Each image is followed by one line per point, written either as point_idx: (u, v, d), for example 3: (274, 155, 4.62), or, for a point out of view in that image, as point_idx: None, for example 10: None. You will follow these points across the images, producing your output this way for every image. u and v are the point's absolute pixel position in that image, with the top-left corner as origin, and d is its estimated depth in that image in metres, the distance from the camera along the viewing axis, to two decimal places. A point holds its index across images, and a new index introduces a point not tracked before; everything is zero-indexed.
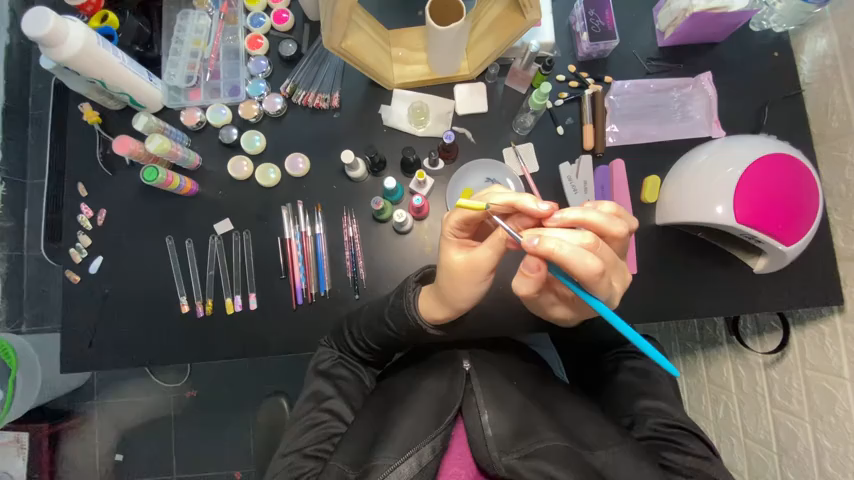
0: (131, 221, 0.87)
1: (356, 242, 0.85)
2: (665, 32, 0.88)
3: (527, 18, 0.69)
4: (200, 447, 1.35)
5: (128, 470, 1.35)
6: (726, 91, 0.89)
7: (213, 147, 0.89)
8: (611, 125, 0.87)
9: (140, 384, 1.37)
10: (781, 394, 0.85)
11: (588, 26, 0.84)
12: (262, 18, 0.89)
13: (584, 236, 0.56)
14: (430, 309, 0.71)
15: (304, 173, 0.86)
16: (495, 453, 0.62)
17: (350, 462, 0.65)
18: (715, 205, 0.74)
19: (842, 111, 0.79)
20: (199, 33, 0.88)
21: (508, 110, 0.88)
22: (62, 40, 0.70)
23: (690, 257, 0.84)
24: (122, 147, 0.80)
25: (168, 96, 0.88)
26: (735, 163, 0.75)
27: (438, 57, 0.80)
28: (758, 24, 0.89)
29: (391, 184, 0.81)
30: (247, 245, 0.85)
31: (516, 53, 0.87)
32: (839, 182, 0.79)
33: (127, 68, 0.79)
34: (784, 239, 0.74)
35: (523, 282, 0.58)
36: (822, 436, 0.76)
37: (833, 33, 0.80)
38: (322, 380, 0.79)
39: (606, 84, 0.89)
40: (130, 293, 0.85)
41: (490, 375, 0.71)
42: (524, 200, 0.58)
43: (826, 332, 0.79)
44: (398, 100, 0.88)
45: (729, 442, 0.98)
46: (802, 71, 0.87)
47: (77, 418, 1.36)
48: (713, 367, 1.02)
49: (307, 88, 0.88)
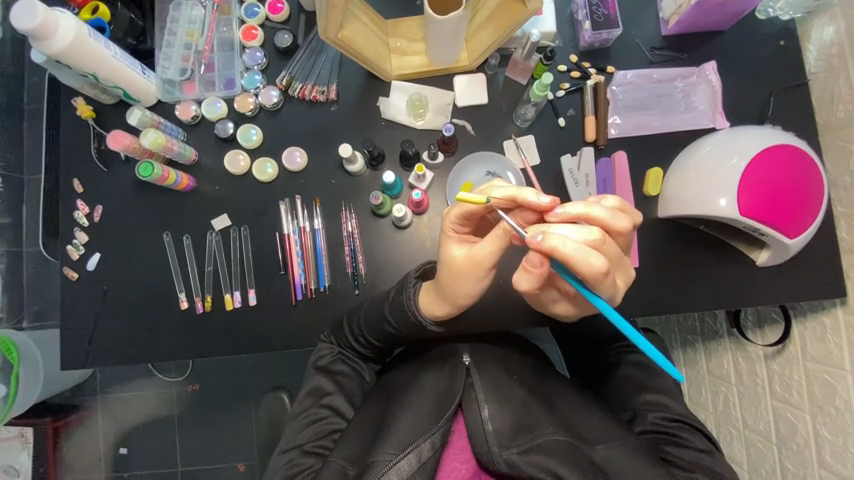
0: (127, 217, 0.86)
1: (355, 237, 0.84)
2: (669, 20, 0.86)
3: (528, 7, 0.67)
4: (201, 440, 1.36)
5: (132, 462, 1.36)
6: (730, 81, 0.87)
7: (210, 141, 0.87)
8: (613, 117, 0.86)
9: (141, 378, 1.38)
10: (781, 385, 0.85)
11: (590, 15, 0.82)
12: (257, 9, 0.87)
13: (589, 233, 0.54)
14: (430, 305, 0.69)
15: (302, 168, 0.85)
16: (495, 448, 0.62)
17: (351, 458, 0.66)
18: (718, 197, 0.73)
19: (848, 102, 0.77)
20: (192, 25, 0.87)
21: (508, 102, 0.87)
22: (53, 32, 0.69)
23: (692, 250, 0.84)
24: (117, 143, 0.78)
25: (163, 89, 0.86)
26: (740, 154, 0.73)
27: (437, 48, 0.78)
28: (765, 11, 0.87)
29: (390, 178, 0.80)
30: (246, 240, 0.84)
31: (516, 43, 0.85)
32: (844, 174, 0.78)
33: (120, 60, 0.78)
34: (787, 232, 0.74)
35: (525, 278, 0.58)
36: (822, 427, 0.76)
37: (840, 21, 0.78)
38: (322, 376, 0.79)
39: (608, 74, 0.87)
40: (127, 290, 0.85)
41: (490, 370, 0.71)
42: (525, 194, 0.57)
43: (827, 324, 0.78)
44: (397, 92, 0.86)
45: (729, 433, 0.98)
46: (808, 61, 0.85)
47: (81, 413, 1.37)
48: (713, 358, 1.03)
49: (304, 81, 0.87)
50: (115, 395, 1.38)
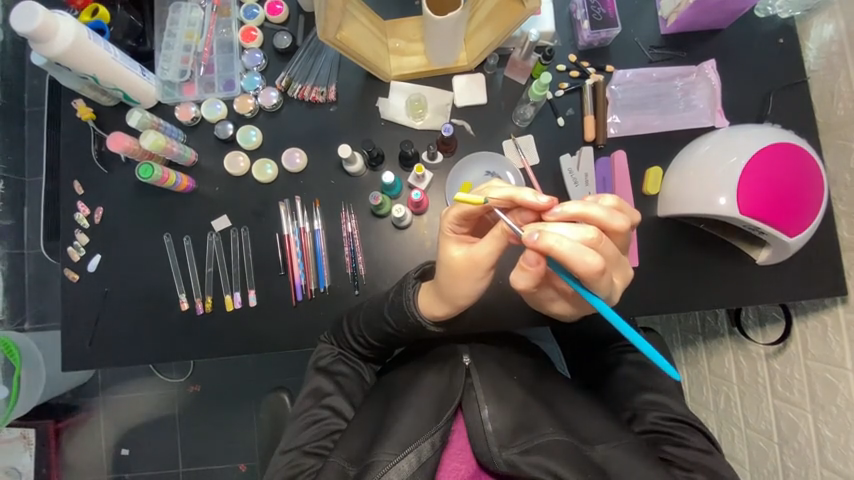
0: (127, 218, 0.86)
1: (355, 238, 0.84)
2: (668, 19, 0.86)
3: (526, 7, 0.67)
4: (203, 441, 1.36)
5: (133, 463, 1.37)
6: (730, 80, 0.87)
7: (209, 143, 0.87)
8: (612, 116, 0.86)
9: (142, 379, 1.38)
10: (782, 385, 0.85)
11: (589, 14, 0.82)
12: (256, 10, 0.88)
13: (586, 231, 0.54)
14: (430, 305, 0.69)
15: (301, 168, 0.85)
16: (495, 448, 0.62)
17: (351, 459, 0.66)
18: (718, 196, 0.73)
19: (848, 99, 0.77)
20: (192, 26, 0.87)
21: (507, 102, 0.87)
22: (53, 35, 0.69)
23: (692, 249, 0.83)
24: (117, 144, 0.78)
25: (162, 91, 0.86)
26: (739, 152, 0.73)
27: (436, 48, 0.78)
28: (764, 10, 0.87)
29: (389, 179, 0.80)
30: (246, 241, 0.84)
31: (515, 43, 0.85)
32: (844, 172, 0.78)
33: (119, 62, 0.78)
34: (787, 231, 0.74)
35: (522, 276, 0.58)
36: (823, 426, 0.76)
37: (840, 19, 0.78)
38: (322, 377, 0.79)
39: (607, 73, 0.87)
40: (128, 291, 0.85)
41: (490, 370, 0.71)
42: (523, 194, 0.57)
43: (828, 323, 0.78)
44: (397, 92, 0.86)
45: (730, 433, 0.98)
46: (807, 59, 0.85)
47: (83, 414, 1.38)
48: (714, 358, 1.02)
49: (303, 82, 0.87)
50: (117, 396, 1.38)
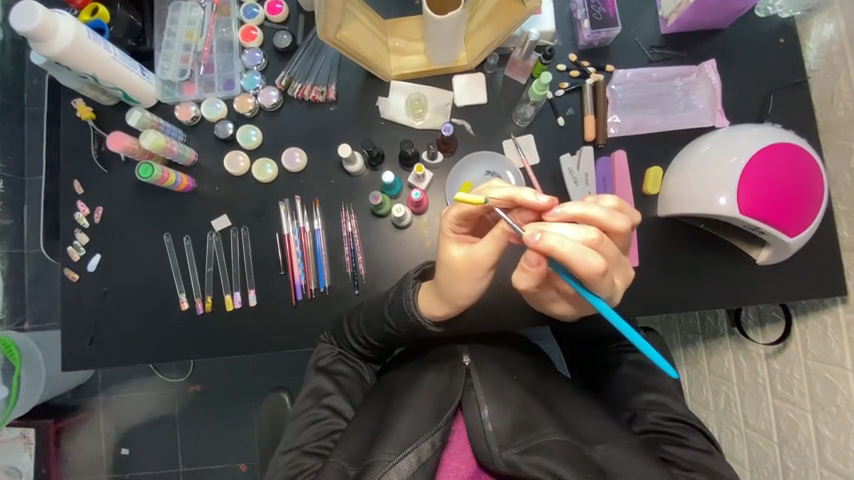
0: (127, 218, 0.86)
1: (355, 237, 0.84)
2: (668, 19, 0.86)
3: (527, 6, 0.67)
4: (202, 440, 1.36)
5: (133, 462, 1.37)
6: (730, 80, 0.87)
7: (209, 142, 0.87)
8: (612, 115, 0.86)
9: (142, 379, 1.38)
10: (782, 384, 0.85)
11: (589, 14, 0.82)
12: (256, 9, 0.88)
13: (587, 232, 0.54)
14: (430, 305, 0.69)
15: (301, 168, 0.85)
16: (495, 448, 0.62)
17: (351, 459, 0.66)
18: (718, 196, 0.73)
19: (848, 99, 0.77)
20: (192, 26, 0.87)
21: (507, 102, 0.87)
22: (52, 34, 0.69)
23: (692, 248, 0.83)
24: (117, 144, 0.78)
25: (162, 90, 0.86)
26: (739, 152, 0.73)
27: (436, 48, 0.78)
28: (764, 9, 0.87)
29: (389, 178, 0.80)
30: (246, 241, 0.84)
31: (515, 42, 0.85)
32: (844, 171, 0.78)
33: (119, 62, 0.78)
34: (787, 231, 0.74)
35: (523, 277, 0.58)
36: (823, 426, 0.76)
37: (840, 19, 0.78)
38: (322, 376, 0.79)
39: (607, 73, 0.87)
40: (128, 291, 0.85)
41: (490, 370, 0.71)
42: (523, 194, 0.57)
43: (828, 322, 0.78)
44: (397, 92, 0.86)
45: (730, 433, 0.98)
46: (808, 59, 0.85)
47: (83, 413, 1.38)
48: (714, 357, 1.02)
49: (303, 81, 0.87)
50: (117, 395, 1.38)
